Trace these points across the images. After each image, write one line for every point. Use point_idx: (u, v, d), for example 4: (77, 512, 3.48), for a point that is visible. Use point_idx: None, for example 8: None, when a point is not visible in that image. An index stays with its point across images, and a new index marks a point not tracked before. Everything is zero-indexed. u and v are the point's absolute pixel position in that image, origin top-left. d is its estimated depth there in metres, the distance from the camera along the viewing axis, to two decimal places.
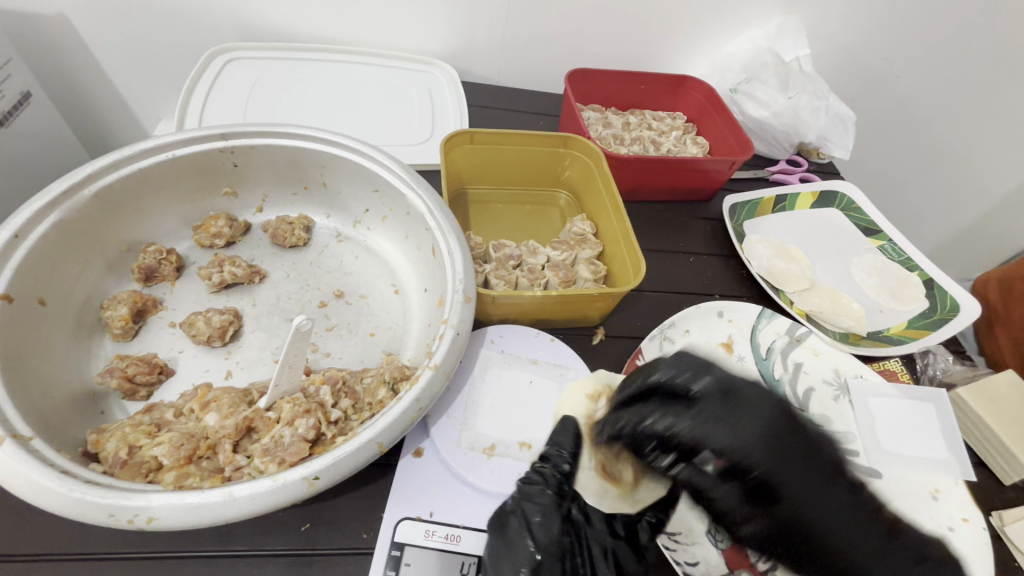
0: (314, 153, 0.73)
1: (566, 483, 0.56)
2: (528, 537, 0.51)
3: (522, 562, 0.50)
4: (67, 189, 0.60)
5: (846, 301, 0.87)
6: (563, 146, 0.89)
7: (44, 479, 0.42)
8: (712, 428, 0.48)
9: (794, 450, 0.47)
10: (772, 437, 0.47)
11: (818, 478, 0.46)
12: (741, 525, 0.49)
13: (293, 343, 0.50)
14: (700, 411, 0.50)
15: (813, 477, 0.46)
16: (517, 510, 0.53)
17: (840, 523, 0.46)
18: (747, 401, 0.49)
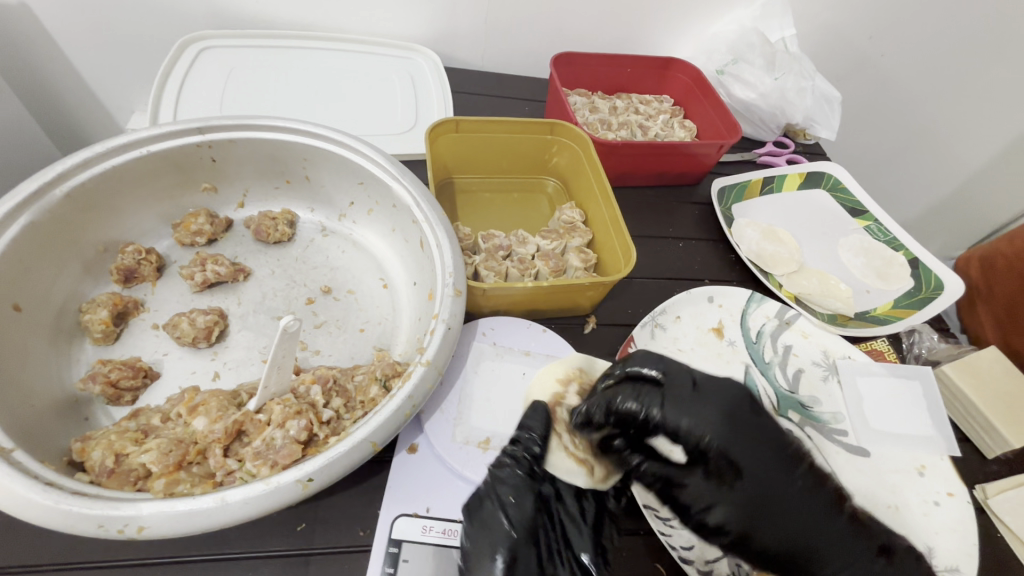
0: (296, 145, 0.71)
1: (537, 465, 0.56)
2: (501, 516, 0.51)
3: (499, 541, 0.49)
4: (37, 190, 0.57)
5: (834, 283, 0.88)
6: (550, 133, 0.87)
7: (28, 492, 0.41)
8: (681, 411, 0.55)
9: (746, 434, 0.55)
10: (730, 419, 0.55)
11: (769, 453, 0.55)
12: (707, 511, 0.54)
13: (281, 343, 0.49)
14: (668, 397, 0.56)
15: (764, 455, 0.55)
16: (489, 491, 0.53)
17: (785, 512, 0.54)
18: (709, 387, 0.57)
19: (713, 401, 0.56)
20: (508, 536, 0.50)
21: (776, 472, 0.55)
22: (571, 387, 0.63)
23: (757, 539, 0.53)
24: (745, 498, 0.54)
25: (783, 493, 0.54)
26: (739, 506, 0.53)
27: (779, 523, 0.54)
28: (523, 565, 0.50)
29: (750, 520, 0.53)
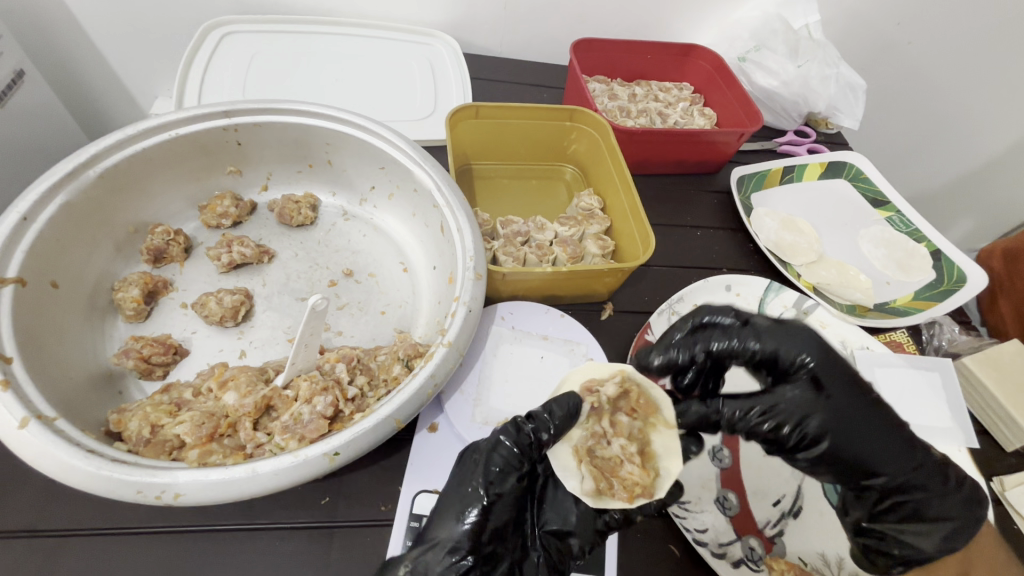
0: (320, 130, 0.72)
1: (536, 450, 0.52)
2: (478, 480, 0.49)
3: (470, 504, 0.48)
4: (73, 171, 0.59)
5: (853, 274, 0.88)
6: (570, 119, 0.87)
7: (72, 458, 0.43)
8: (773, 342, 0.57)
9: (841, 363, 0.57)
10: (824, 349, 0.57)
11: (853, 389, 0.56)
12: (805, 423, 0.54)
13: (309, 322, 0.50)
14: (760, 331, 0.58)
15: (849, 393, 0.56)
16: (478, 459, 0.50)
17: (870, 432, 0.55)
18: (791, 326, 0.59)
19: (803, 333, 0.58)
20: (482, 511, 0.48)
21: (865, 406, 0.56)
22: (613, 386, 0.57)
23: (850, 458, 0.55)
24: (836, 417, 0.55)
25: (872, 412, 0.56)
26: (848, 445, 0.55)
27: (864, 440, 0.55)
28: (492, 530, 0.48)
29: (848, 439, 0.55)
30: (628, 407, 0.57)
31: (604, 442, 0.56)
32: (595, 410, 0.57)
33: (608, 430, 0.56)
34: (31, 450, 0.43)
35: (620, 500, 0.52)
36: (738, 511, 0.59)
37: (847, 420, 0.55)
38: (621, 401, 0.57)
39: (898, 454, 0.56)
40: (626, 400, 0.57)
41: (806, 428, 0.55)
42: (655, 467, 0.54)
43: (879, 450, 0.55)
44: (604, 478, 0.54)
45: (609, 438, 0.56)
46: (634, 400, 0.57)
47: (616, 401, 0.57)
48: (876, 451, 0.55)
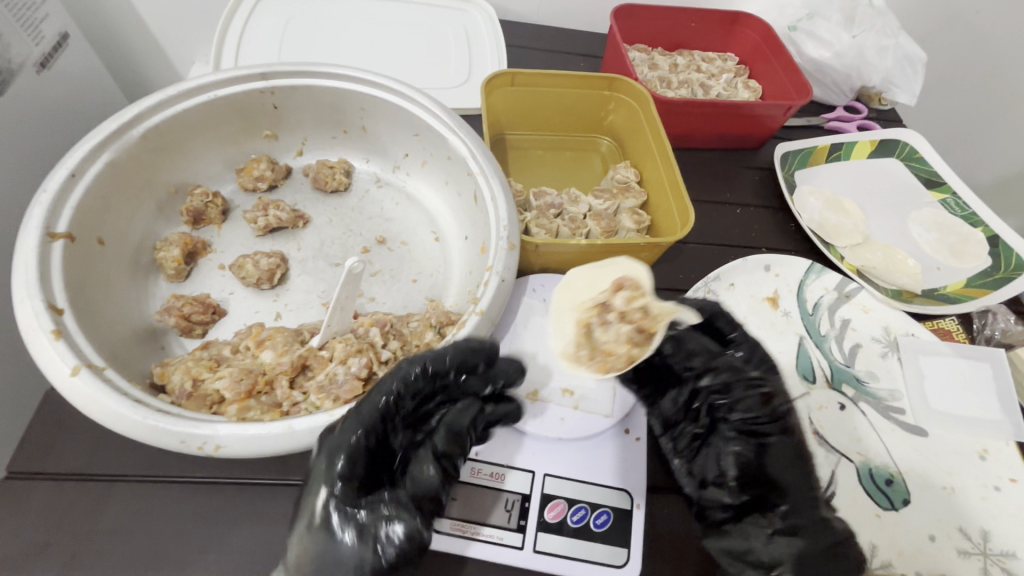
0: (355, 94, 0.72)
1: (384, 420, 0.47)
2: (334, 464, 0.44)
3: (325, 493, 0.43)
4: (117, 130, 0.60)
5: (901, 257, 0.83)
6: (609, 88, 0.85)
7: (121, 407, 0.45)
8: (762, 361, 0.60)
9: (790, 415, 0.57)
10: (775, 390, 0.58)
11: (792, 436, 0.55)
12: (747, 419, 0.56)
13: (346, 284, 0.51)
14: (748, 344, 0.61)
15: (786, 437, 0.55)
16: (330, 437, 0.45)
17: (787, 459, 0.54)
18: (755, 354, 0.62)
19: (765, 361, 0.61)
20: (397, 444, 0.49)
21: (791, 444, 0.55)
22: (618, 296, 0.62)
23: (768, 473, 0.53)
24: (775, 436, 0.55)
25: (794, 462, 0.54)
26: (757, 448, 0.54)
27: (770, 455, 0.54)
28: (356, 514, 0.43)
29: (763, 448, 0.54)
30: (640, 305, 0.61)
31: (603, 325, 0.62)
32: (606, 302, 0.63)
33: (611, 314, 0.62)
34: (83, 397, 0.45)
35: (593, 370, 0.61)
36: None
37: (774, 434, 0.55)
38: (635, 303, 0.61)
39: (798, 492, 0.52)
40: (636, 299, 0.61)
41: (741, 411, 0.56)
42: (639, 355, 0.60)
43: (789, 483, 0.53)
44: (593, 351, 0.62)
45: (610, 320, 0.62)
46: (646, 301, 0.61)
47: (626, 302, 0.62)
48: (773, 472, 0.53)
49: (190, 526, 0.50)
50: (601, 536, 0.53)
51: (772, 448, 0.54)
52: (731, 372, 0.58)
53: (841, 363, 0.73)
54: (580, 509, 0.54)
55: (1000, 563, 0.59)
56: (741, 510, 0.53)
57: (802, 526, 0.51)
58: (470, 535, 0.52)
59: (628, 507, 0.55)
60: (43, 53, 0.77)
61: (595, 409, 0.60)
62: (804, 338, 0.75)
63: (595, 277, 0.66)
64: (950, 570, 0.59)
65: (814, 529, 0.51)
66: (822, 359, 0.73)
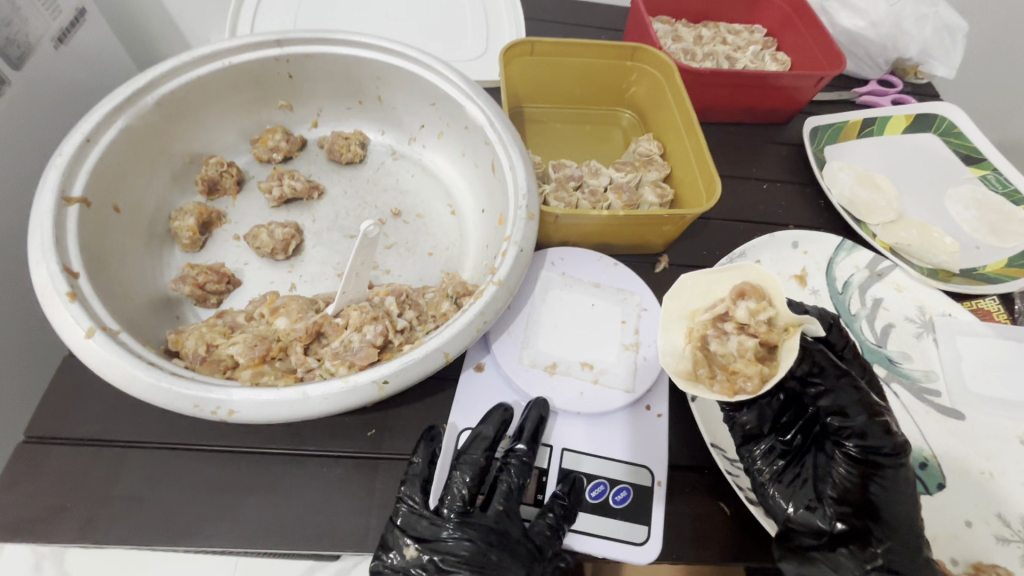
0: (370, 62, 0.70)
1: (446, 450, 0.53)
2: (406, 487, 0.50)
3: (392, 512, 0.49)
4: (131, 96, 0.59)
5: (937, 235, 0.79)
6: (631, 58, 0.81)
7: (134, 369, 0.44)
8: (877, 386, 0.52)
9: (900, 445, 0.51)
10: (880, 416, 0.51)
11: (903, 472, 0.49)
12: (859, 449, 0.49)
13: (360, 250, 0.50)
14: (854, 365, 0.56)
15: (898, 473, 0.49)
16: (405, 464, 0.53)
17: (895, 494, 0.49)
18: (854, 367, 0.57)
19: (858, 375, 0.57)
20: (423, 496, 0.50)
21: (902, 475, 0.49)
22: (741, 303, 0.51)
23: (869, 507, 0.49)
24: (886, 472, 0.49)
25: (902, 499, 0.49)
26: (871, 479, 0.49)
27: (881, 488, 0.49)
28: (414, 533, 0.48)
29: (873, 479, 0.49)
30: (768, 317, 0.49)
31: (722, 338, 0.52)
32: (721, 311, 0.52)
33: (729, 324, 0.51)
34: (98, 359, 0.44)
35: (718, 393, 0.50)
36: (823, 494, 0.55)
37: (892, 468, 0.49)
38: (762, 315, 0.50)
39: (904, 530, 0.48)
40: (761, 310, 0.50)
41: (862, 438, 0.49)
42: (770, 374, 0.49)
43: (891, 520, 0.48)
44: (712, 368, 0.52)
45: (729, 332, 0.51)
46: (774, 312, 0.50)
47: (751, 312, 0.50)
48: (885, 506, 0.48)
49: (205, 493, 0.50)
50: (620, 512, 0.52)
51: (883, 484, 0.49)
52: (857, 393, 0.49)
53: (872, 343, 0.70)
54: (599, 486, 0.53)
55: None
56: (836, 541, 0.49)
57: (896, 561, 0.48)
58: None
59: (649, 483, 0.54)
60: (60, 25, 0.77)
61: (615, 384, 0.58)
62: (833, 317, 0.72)
63: (707, 284, 0.56)
64: (987, 557, 0.56)
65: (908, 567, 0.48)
66: (852, 339, 0.70)
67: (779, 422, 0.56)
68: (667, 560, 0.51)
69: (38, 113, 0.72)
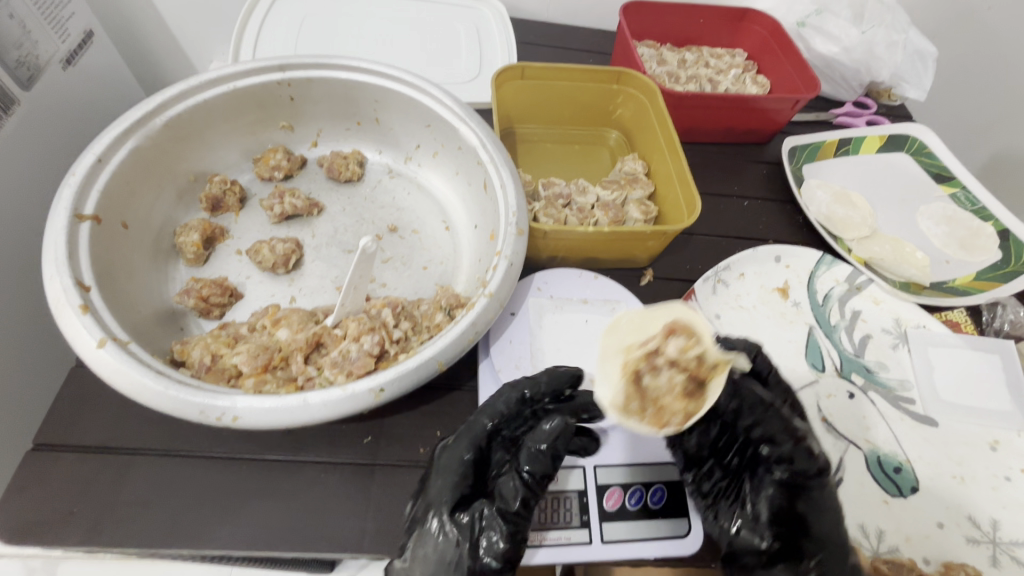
0: (369, 86, 0.73)
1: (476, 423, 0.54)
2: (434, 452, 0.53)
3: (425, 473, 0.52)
4: (142, 118, 0.62)
5: (909, 250, 0.82)
6: (617, 82, 0.86)
7: (144, 378, 0.46)
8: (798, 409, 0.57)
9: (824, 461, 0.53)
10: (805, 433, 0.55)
11: (827, 491, 0.52)
12: (784, 469, 0.52)
13: (359, 265, 0.53)
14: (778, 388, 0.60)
15: (823, 491, 0.52)
16: (396, 478, 0.55)
17: (824, 509, 0.51)
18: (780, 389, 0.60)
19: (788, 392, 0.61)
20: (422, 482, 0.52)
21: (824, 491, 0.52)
22: (674, 340, 0.53)
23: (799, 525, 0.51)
24: (809, 489, 0.52)
25: (830, 515, 0.51)
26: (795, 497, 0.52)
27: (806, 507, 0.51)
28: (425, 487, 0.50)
29: (796, 497, 0.52)
30: (697, 355, 0.53)
31: (654, 371, 0.53)
32: (654, 346, 0.54)
33: (662, 359, 0.53)
34: (108, 368, 0.47)
35: (647, 426, 0.51)
36: None
37: (816, 486, 0.52)
38: (691, 352, 0.53)
39: (833, 542, 0.51)
40: (690, 347, 0.53)
41: (790, 461, 0.52)
42: (695, 410, 0.52)
43: (820, 535, 0.51)
44: (641, 402, 0.52)
45: (662, 366, 0.53)
46: (703, 350, 0.53)
47: (682, 349, 0.53)
48: (813, 522, 0.51)
49: (208, 498, 0.52)
50: (634, 516, 0.54)
51: (808, 503, 0.51)
52: (782, 420, 0.53)
53: (850, 353, 0.73)
54: (614, 493, 0.55)
55: (1009, 551, 0.60)
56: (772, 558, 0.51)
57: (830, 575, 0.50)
58: (542, 541, 0.52)
59: (633, 480, 0.56)
60: (70, 49, 0.79)
61: None
62: (814, 328, 0.75)
63: (642, 319, 0.57)
64: (957, 556, 0.59)
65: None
66: (831, 349, 0.73)
67: (716, 447, 0.57)
68: (650, 562, 0.54)
69: (48, 133, 0.74)
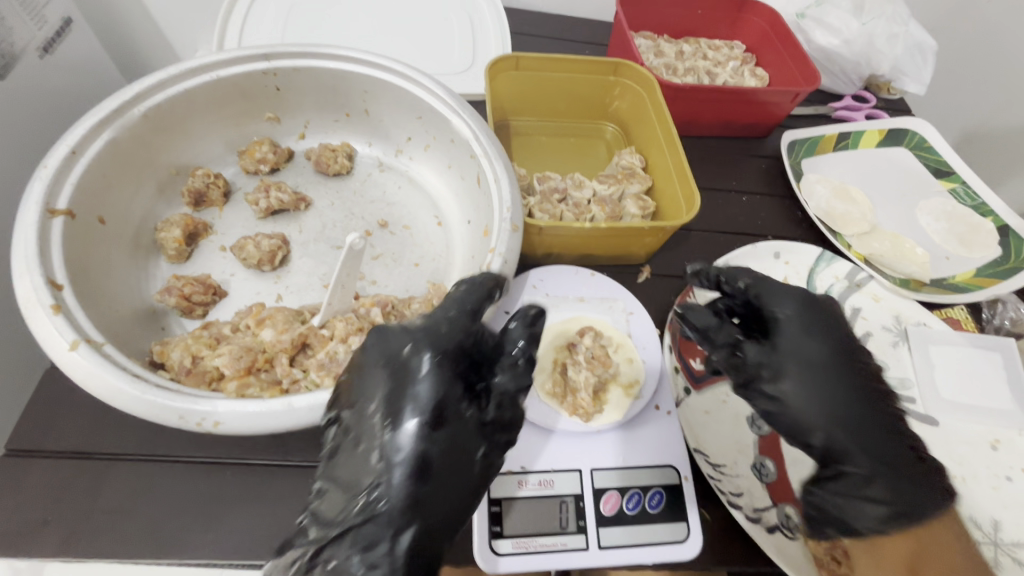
0: (358, 76, 0.71)
1: (431, 348, 0.43)
2: (371, 404, 0.41)
3: (378, 428, 0.41)
4: (118, 108, 0.59)
5: (908, 246, 0.82)
6: (614, 74, 0.84)
7: (119, 382, 0.44)
8: (786, 306, 0.56)
9: (841, 354, 0.55)
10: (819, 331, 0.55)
11: (852, 383, 0.53)
12: (795, 366, 0.53)
13: (346, 263, 0.51)
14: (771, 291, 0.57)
15: (847, 385, 0.53)
16: None
17: (858, 404, 0.52)
18: (776, 294, 0.57)
19: (792, 293, 0.57)
20: (358, 404, 0.42)
21: (846, 368, 0.54)
22: (588, 336, 0.62)
23: (839, 426, 0.51)
24: (840, 384, 0.53)
25: (863, 404, 0.53)
26: (807, 388, 0.52)
27: (819, 395, 0.52)
28: (384, 442, 0.40)
29: (803, 382, 0.52)
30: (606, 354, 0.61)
31: (574, 365, 0.60)
32: (576, 344, 0.62)
33: (578, 354, 0.61)
34: (81, 372, 0.45)
35: (562, 408, 0.58)
36: (776, 477, 0.56)
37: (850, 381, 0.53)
38: (601, 351, 0.61)
39: (874, 439, 0.51)
40: (601, 347, 0.62)
41: (811, 358, 0.53)
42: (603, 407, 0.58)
43: (863, 430, 0.51)
44: (555, 391, 0.59)
45: (579, 363, 0.60)
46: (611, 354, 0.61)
47: (594, 349, 0.62)
48: (855, 418, 0.51)
49: (190, 505, 0.49)
50: (632, 521, 0.53)
51: (837, 400, 0.52)
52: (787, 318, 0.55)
53: None
54: (611, 497, 0.53)
55: (1011, 553, 0.58)
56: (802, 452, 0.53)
57: (881, 478, 0.50)
58: (535, 548, 0.51)
59: (633, 483, 0.54)
60: (46, 37, 0.76)
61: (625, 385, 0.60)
62: None
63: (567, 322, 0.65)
64: None
65: (877, 473, 0.50)
66: None
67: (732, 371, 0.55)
68: (647, 567, 0.53)
69: (23, 124, 0.71)
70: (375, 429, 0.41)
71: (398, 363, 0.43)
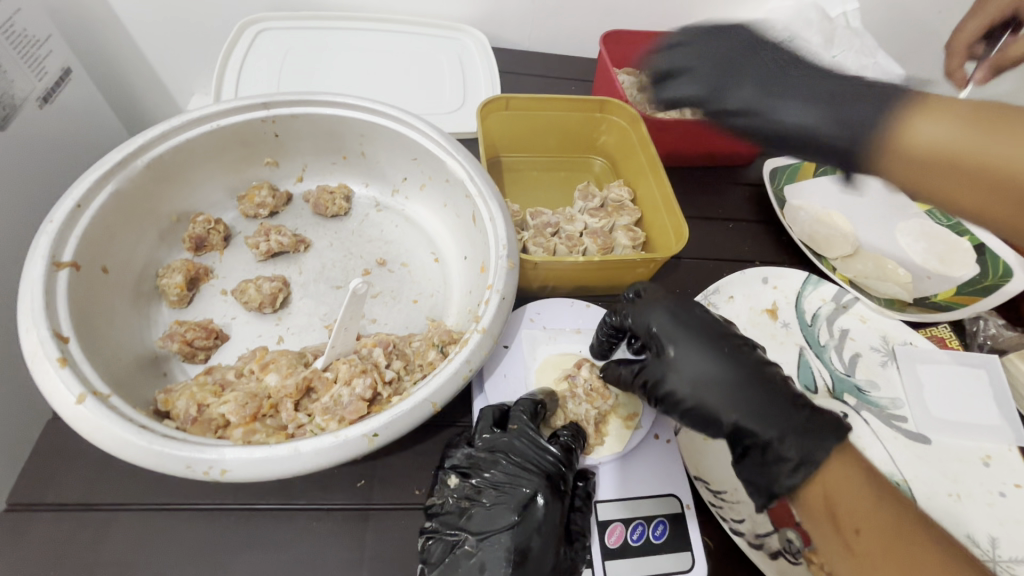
0: (353, 121, 0.73)
1: (532, 481, 0.52)
2: (475, 524, 0.49)
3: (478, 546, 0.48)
4: (123, 161, 0.61)
5: (892, 266, 0.81)
6: (601, 111, 0.87)
7: (127, 434, 0.45)
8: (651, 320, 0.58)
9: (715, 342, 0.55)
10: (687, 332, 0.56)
11: (733, 369, 0.53)
12: (679, 377, 0.54)
13: (349, 306, 0.52)
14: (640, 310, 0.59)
15: (731, 374, 0.53)
16: (393, 525, 0.53)
17: (743, 385, 0.52)
18: (642, 313, 0.59)
19: (655, 306, 0.59)
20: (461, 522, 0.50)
21: (723, 355, 0.54)
22: (586, 368, 0.63)
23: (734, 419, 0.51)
24: (720, 377, 0.53)
25: (749, 386, 0.52)
26: (692, 385, 0.53)
27: (706, 393, 0.52)
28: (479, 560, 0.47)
29: (688, 392, 0.53)
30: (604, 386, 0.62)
31: (574, 398, 0.61)
32: (573, 376, 0.63)
33: (578, 387, 0.62)
34: (88, 425, 0.45)
35: None
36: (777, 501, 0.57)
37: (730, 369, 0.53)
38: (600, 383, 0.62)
39: (769, 413, 0.50)
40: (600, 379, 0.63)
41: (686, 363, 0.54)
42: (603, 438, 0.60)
43: (755, 410, 0.51)
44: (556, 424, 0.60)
45: (579, 396, 0.61)
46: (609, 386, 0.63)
47: (593, 381, 0.62)
48: (747, 402, 0.51)
49: (193, 554, 0.49)
50: (636, 553, 0.53)
51: (723, 394, 0.52)
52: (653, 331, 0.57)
53: (841, 373, 0.74)
54: (615, 530, 0.54)
55: (1009, 569, 0.59)
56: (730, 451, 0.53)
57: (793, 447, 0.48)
58: None
59: (635, 514, 0.55)
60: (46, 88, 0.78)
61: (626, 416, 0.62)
62: (804, 349, 0.76)
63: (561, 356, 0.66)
64: None
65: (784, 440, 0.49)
66: (822, 369, 0.74)
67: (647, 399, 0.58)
68: None
69: (25, 175, 0.73)
70: (473, 548, 0.48)
71: (503, 492, 0.51)
